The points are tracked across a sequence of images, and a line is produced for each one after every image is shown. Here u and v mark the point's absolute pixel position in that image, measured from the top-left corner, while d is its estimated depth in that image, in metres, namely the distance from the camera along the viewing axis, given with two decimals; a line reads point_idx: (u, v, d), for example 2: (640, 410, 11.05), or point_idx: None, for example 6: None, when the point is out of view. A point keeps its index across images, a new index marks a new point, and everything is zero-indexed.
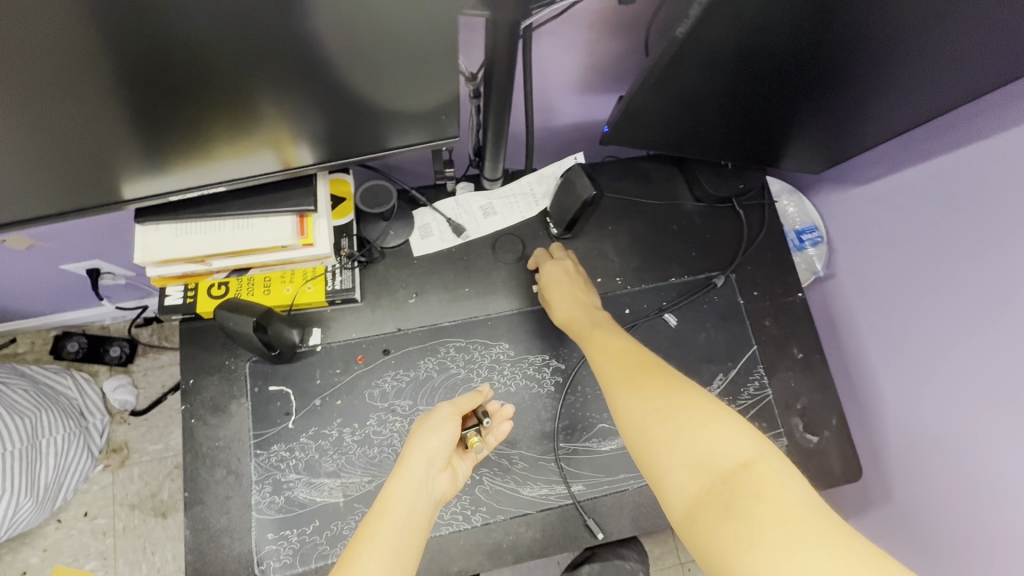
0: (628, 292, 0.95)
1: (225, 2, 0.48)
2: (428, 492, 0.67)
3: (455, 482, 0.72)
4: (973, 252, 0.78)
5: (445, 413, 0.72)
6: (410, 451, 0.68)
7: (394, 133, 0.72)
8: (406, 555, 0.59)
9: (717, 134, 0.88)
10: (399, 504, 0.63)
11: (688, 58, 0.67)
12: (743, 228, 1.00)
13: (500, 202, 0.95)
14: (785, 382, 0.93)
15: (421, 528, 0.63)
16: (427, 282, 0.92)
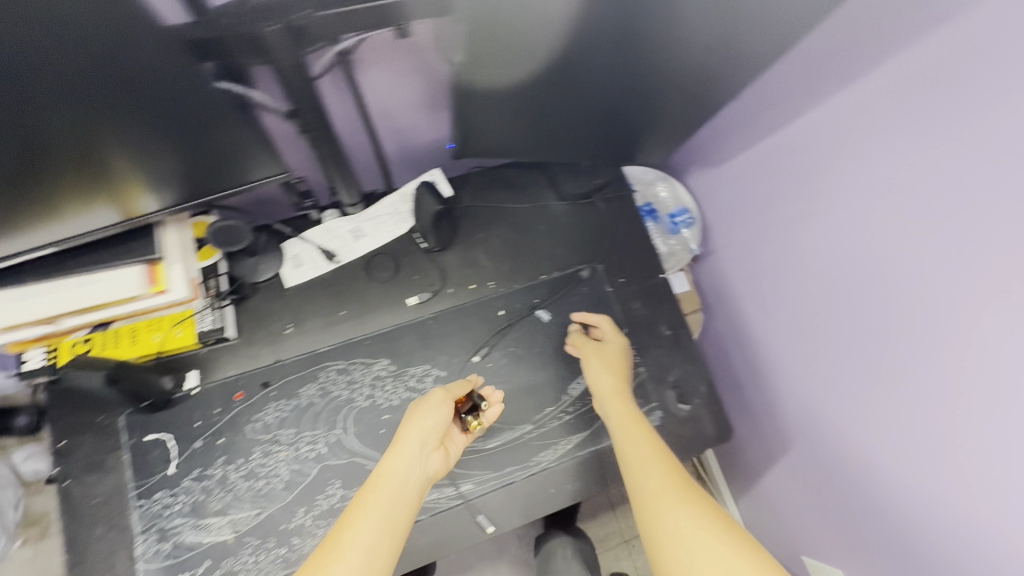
0: (501, 294, 1.00)
1: (46, 57, 0.52)
2: (422, 471, 0.74)
3: (447, 461, 0.79)
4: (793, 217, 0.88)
5: (440, 397, 0.80)
6: (408, 431, 0.75)
7: (225, 170, 0.75)
8: (393, 531, 0.66)
9: (565, 139, 0.95)
10: (397, 482, 0.70)
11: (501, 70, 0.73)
12: (604, 220, 1.07)
13: (368, 224, 0.98)
14: (655, 359, 1.00)
15: (410, 503, 0.70)
16: (303, 311, 0.94)
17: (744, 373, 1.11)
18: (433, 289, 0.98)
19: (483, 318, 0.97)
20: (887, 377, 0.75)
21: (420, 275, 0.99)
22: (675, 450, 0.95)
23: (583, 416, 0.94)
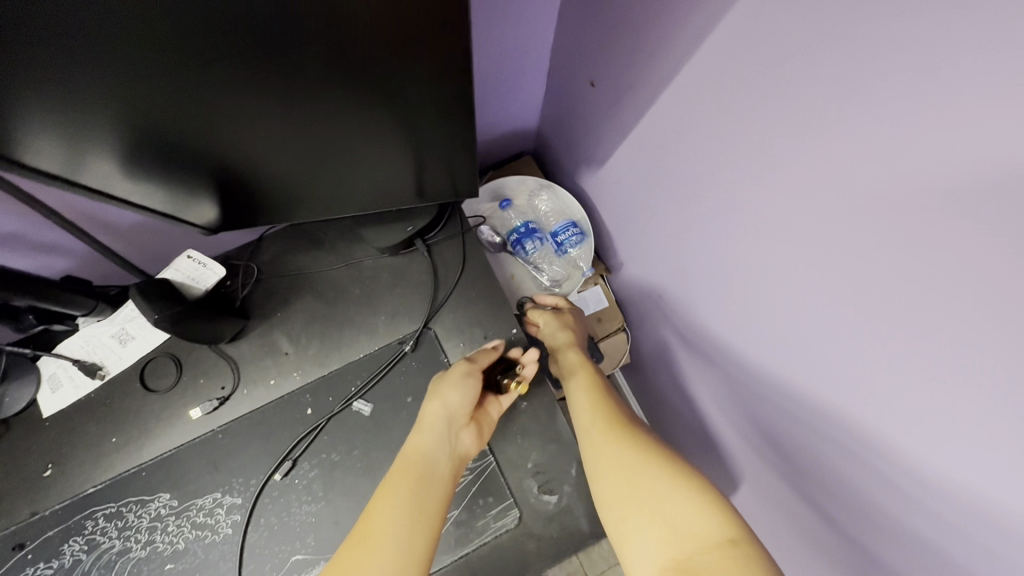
0: (308, 386, 0.81)
1: None
2: (449, 449, 0.71)
3: (480, 437, 0.76)
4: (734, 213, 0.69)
5: (464, 368, 0.77)
6: (430, 408, 0.73)
7: None
8: (424, 510, 0.64)
9: (398, 175, 0.76)
10: (428, 462, 0.69)
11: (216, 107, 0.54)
12: (434, 271, 0.87)
13: (135, 324, 0.81)
14: (509, 439, 0.81)
15: (444, 479, 0.68)
16: (65, 445, 0.77)
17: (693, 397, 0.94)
18: (224, 393, 0.80)
19: (285, 420, 0.79)
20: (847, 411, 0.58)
21: (208, 377, 0.81)
22: (540, 555, 0.76)
23: None
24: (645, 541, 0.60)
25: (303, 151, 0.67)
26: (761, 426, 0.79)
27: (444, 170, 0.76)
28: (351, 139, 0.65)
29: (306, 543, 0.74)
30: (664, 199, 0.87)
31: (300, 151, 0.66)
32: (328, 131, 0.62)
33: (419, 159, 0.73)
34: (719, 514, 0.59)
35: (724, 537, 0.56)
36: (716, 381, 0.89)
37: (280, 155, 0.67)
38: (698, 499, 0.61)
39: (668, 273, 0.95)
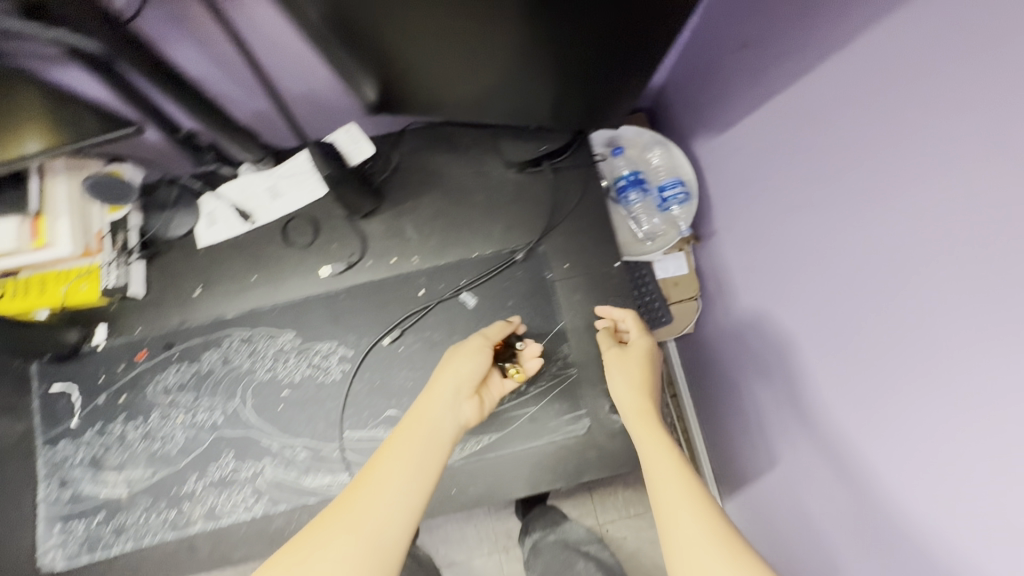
0: (422, 271, 0.89)
1: None
2: (455, 417, 0.69)
3: (483, 410, 0.74)
4: (822, 215, 0.71)
5: (479, 342, 0.76)
6: (442, 373, 0.72)
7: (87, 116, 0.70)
8: (423, 483, 0.60)
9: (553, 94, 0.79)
10: (437, 430, 0.65)
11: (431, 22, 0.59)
12: (554, 195, 0.91)
13: (285, 183, 0.90)
14: (593, 359, 0.87)
15: (442, 448, 0.65)
16: (214, 273, 0.89)
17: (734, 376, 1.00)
18: (351, 260, 0.89)
19: (398, 297, 0.88)
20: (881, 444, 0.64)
21: (339, 244, 0.90)
22: (599, 464, 0.84)
23: (496, 415, 0.85)
24: None
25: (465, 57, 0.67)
26: (834, 447, 0.73)
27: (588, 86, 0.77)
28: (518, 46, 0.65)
29: (400, 402, 0.85)
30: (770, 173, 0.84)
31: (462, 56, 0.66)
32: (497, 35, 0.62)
33: (579, 70, 0.73)
34: None
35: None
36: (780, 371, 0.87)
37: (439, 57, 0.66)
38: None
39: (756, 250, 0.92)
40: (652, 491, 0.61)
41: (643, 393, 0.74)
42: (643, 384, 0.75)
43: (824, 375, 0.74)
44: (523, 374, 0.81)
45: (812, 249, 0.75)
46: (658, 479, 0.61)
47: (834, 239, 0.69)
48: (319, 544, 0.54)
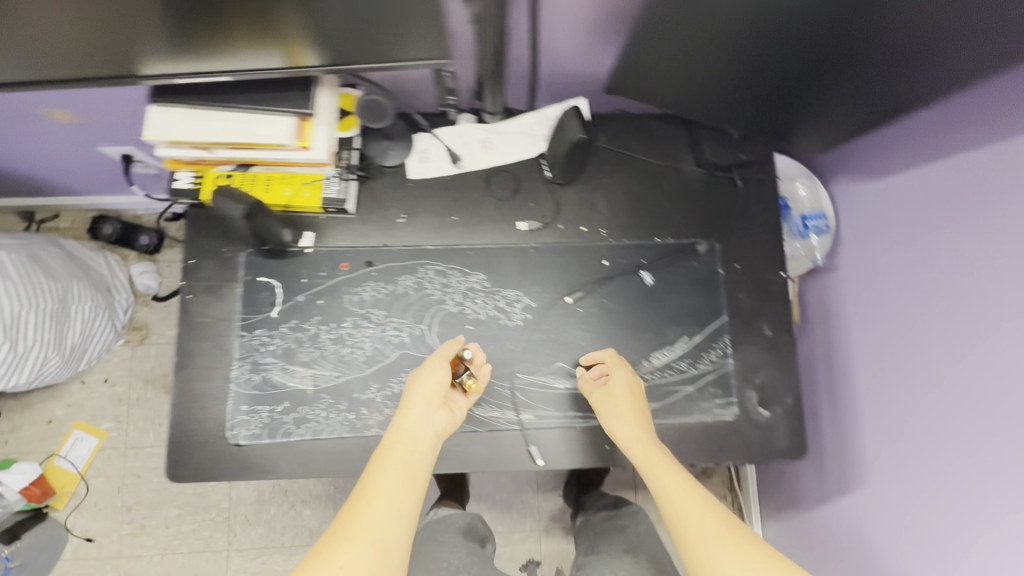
0: (609, 244, 0.96)
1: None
2: (427, 430, 0.79)
3: (455, 416, 0.83)
4: (962, 273, 0.84)
5: (435, 360, 0.83)
6: (410, 394, 0.80)
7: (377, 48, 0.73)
8: (411, 495, 0.72)
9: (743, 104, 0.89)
10: (412, 445, 0.76)
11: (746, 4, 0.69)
12: (738, 200, 0.99)
13: (499, 138, 0.96)
14: (748, 355, 0.95)
15: (423, 461, 0.76)
16: (419, 205, 0.96)
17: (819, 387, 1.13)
18: (545, 220, 0.97)
19: (583, 263, 0.95)
20: (995, 483, 0.78)
21: (536, 203, 0.97)
22: (738, 450, 0.93)
23: (656, 386, 0.93)
24: None
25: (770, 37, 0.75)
26: (958, 472, 0.84)
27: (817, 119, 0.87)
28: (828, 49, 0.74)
29: (571, 357, 0.93)
30: (905, 225, 0.95)
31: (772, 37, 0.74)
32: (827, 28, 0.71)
33: (808, 88, 0.82)
34: None
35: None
36: (895, 400, 0.97)
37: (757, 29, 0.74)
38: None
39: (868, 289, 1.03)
40: (670, 514, 0.73)
41: (636, 424, 0.82)
42: (640, 419, 0.82)
43: (937, 414, 0.88)
44: (477, 380, 0.87)
45: (957, 291, 0.85)
46: (681, 512, 0.72)
47: (976, 299, 0.82)
48: (335, 565, 0.65)
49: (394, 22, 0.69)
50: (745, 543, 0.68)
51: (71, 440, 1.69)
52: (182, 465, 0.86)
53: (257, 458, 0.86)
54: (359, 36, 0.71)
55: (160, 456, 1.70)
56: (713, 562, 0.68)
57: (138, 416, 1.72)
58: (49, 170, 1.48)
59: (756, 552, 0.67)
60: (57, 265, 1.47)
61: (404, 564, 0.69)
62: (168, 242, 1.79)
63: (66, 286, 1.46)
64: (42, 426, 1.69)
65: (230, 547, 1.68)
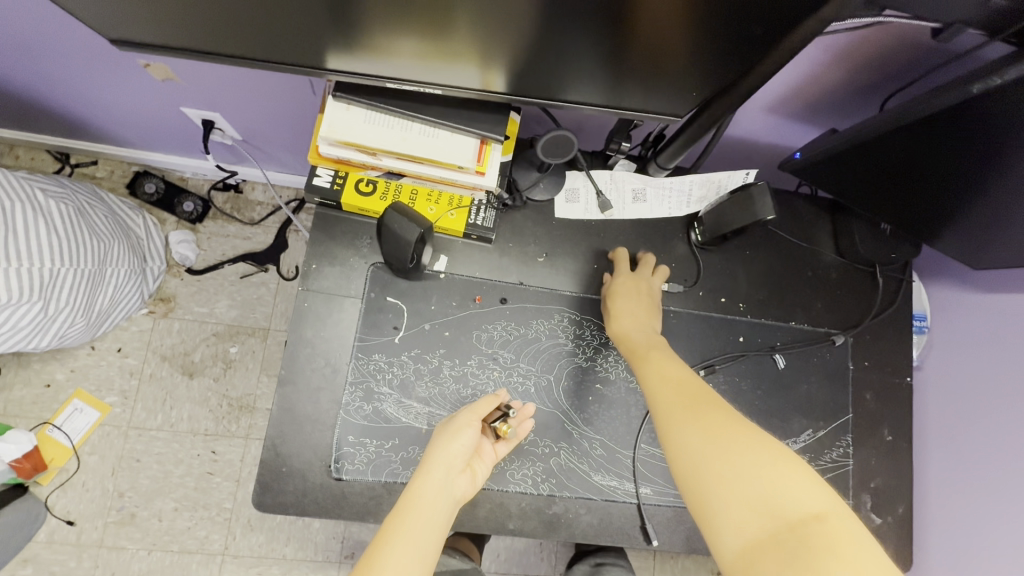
0: (745, 320, 0.93)
1: (572, 12, 0.52)
2: (447, 494, 0.70)
3: (476, 481, 0.76)
4: None
5: (466, 418, 0.74)
6: (434, 453, 0.72)
7: (587, 91, 0.66)
8: (420, 562, 0.64)
9: (890, 210, 0.87)
10: (425, 503, 0.68)
11: (937, 134, 0.68)
12: (874, 297, 0.96)
13: (653, 192, 0.91)
14: (866, 458, 0.92)
15: (439, 527, 0.68)
16: (560, 246, 0.90)
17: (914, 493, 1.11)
18: (686, 285, 0.92)
19: (719, 335, 0.91)
20: None
21: (678, 265, 0.92)
22: None
23: None
24: (739, 529, 0.56)
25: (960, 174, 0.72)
26: None
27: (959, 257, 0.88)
28: (988, 206, 0.74)
29: None
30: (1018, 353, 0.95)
31: (940, 169, 0.73)
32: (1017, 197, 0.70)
33: (942, 213, 0.80)
34: (855, 536, 0.53)
35: (815, 514, 0.54)
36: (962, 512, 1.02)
37: (953, 165, 0.71)
38: (791, 472, 0.57)
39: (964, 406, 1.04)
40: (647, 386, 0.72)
41: (647, 321, 0.82)
42: (649, 312, 0.83)
43: None
44: (513, 434, 0.79)
45: None
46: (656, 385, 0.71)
47: None
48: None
49: (640, 71, 0.62)
50: (703, 409, 0.65)
51: (69, 410, 1.53)
52: (272, 493, 0.77)
53: (356, 497, 0.78)
54: (584, 78, 0.64)
55: (165, 442, 1.56)
56: (678, 426, 0.65)
57: (148, 394, 1.57)
58: (109, 119, 1.34)
59: (716, 416, 0.64)
60: (102, 222, 1.34)
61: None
62: (212, 213, 1.67)
63: (108, 247, 1.32)
64: (37, 389, 1.52)
65: (225, 552, 1.53)
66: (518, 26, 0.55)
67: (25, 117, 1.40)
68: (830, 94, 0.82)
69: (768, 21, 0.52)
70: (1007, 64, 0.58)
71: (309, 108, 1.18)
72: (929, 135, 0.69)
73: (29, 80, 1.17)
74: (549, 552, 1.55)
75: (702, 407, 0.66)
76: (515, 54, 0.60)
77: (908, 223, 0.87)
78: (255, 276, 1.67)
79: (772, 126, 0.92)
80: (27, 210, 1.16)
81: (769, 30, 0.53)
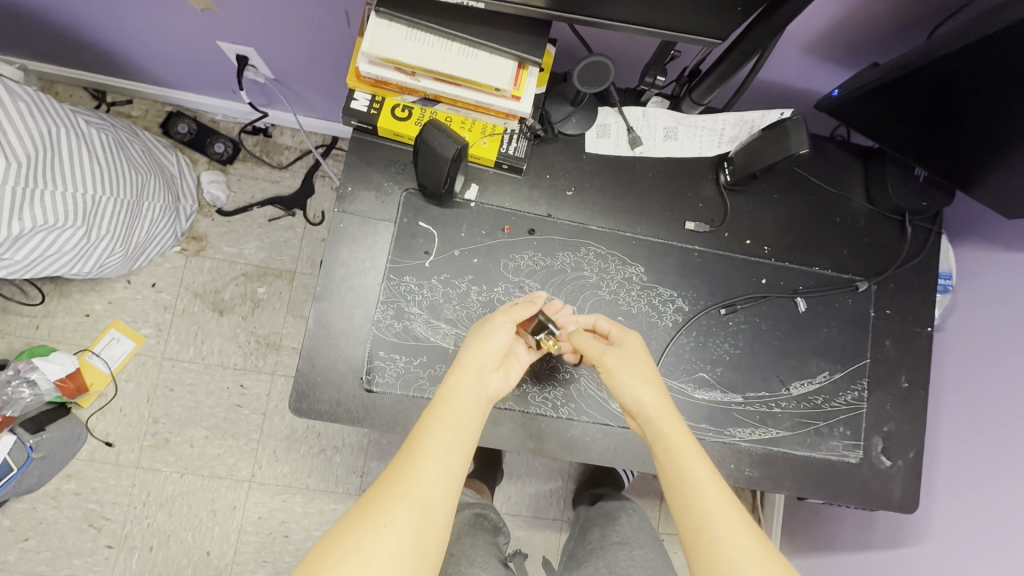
0: (770, 263, 0.93)
1: None
2: (481, 391, 0.73)
3: (509, 380, 0.79)
4: None
5: (501, 319, 0.77)
6: (466, 354, 0.74)
7: (625, 6, 0.66)
8: (459, 456, 0.67)
9: (925, 154, 0.86)
10: (455, 403, 0.70)
11: (981, 65, 0.67)
12: (903, 246, 0.96)
13: (685, 130, 0.91)
14: (881, 403, 0.94)
15: (474, 423, 0.70)
16: (589, 181, 0.91)
17: (925, 447, 1.13)
18: (712, 225, 0.93)
19: (741, 276, 0.92)
20: None
21: (704, 205, 0.93)
22: (856, 493, 0.92)
23: (790, 416, 0.91)
24: None
25: (1001, 109, 0.71)
26: None
27: (994, 206, 0.87)
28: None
29: (712, 369, 0.90)
30: None
31: (983, 105, 0.72)
32: None
33: (981, 158, 0.79)
34: None
35: None
36: (976, 471, 1.03)
37: (997, 98, 0.70)
38: None
39: (983, 361, 1.04)
40: (675, 470, 0.67)
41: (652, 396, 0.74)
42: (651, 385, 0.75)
43: None
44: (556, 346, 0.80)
45: None
46: (695, 484, 0.66)
47: None
48: (379, 525, 0.60)
49: None
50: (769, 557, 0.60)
51: (108, 338, 1.60)
52: (307, 401, 0.81)
53: (385, 409, 0.82)
54: None
55: (197, 373, 1.63)
56: None
57: (181, 327, 1.64)
58: (147, 53, 1.37)
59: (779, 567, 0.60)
60: (138, 156, 1.38)
61: (448, 521, 0.63)
62: (242, 155, 1.70)
63: (145, 180, 1.37)
64: (78, 317, 1.60)
65: (252, 479, 1.62)
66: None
67: (65, 50, 1.43)
68: (874, 30, 0.80)
69: None
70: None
71: (342, 45, 1.18)
72: (974, 64, 0.67)
73: (69, 6, 1.19)
74: (558, 496, 1.61)
75: (765, 551, 0.61)
76: None
77: (943, 166, 0.86)
78: (282, 220, 1.71)
79: (811, 70, 0.91)
80: (70, 137, 1.18)
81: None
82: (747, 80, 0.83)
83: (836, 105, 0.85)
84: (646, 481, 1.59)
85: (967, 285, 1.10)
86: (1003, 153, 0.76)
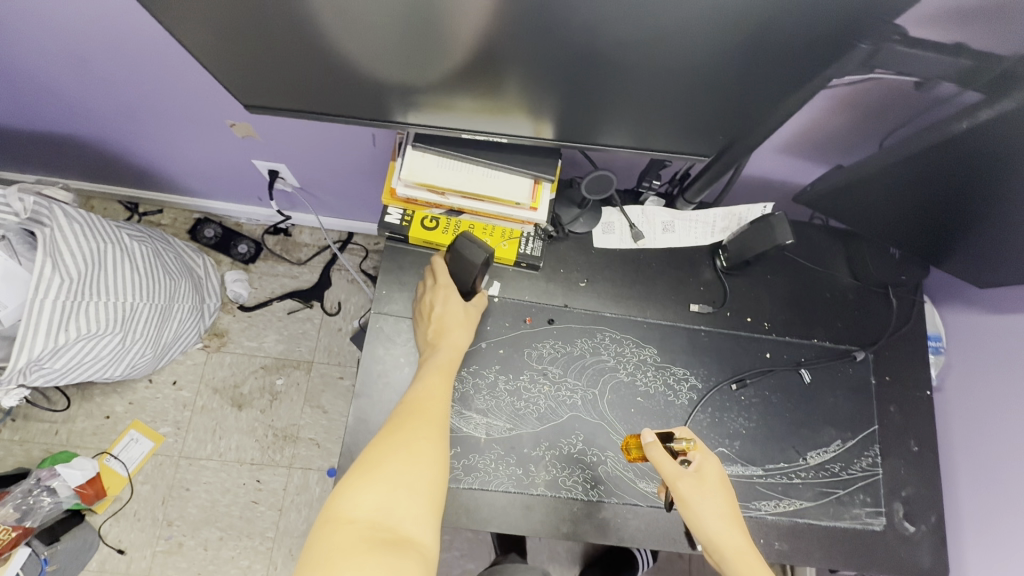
0: (771, 338, 1.01)
1: (615, 75, 0.66)
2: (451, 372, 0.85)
3: None
4: None
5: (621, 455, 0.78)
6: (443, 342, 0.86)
7: (622, 133, 0.79)
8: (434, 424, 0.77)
9: (897, 236, 0.97)
10: (428, 381, 0.81)
11: (929, 166, 0.79)
12: (890, 316, 1.04)
13: (681, 224, 1.02)
14: (894, 467, 0.98)
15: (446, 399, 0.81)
16: (600, 273, 1.00)
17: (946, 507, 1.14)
18: (715, 305, 1.01)
19: (748, 353, 0.99)
20: None
21: (705, 288, 1.02)
22: (886, 560, 0.93)
23: (811, 486, 0.95)
24: None
25: (954, 202, 0.82)
26: None
27: (967, 278, 0.96)
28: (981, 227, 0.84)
29: (731, 444, 0.95)
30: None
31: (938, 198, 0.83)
32: (1005, 218, 0.79)
33: (946, 238, 0.90)
34: None
35: None
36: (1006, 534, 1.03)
37: (948, 192, 0.81)
38: None
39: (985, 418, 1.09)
40: None
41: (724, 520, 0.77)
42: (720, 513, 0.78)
43: None
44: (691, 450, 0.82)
45: None
46: None
47: None
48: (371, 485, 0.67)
49: (666, 119, 0.75)
50: None
51: (126, 440, 1.61)
52: None
53: None
54: (619, 125, 0.77)
55: (214, 470, 1.63)
56: None
57: (199, 425, 1.66)
58: (185, 172, 1.51)
59: None
60: (171, 262, 1.47)
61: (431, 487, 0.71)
62: (264, 254, 1.81)
63: (176, 284, 1.45)
64: (98, 421, 1.62)
65: None
66: (570, 83, 0.68)
67: (110, 171, 1.58)
68: (835, 137, 0.94)
69: (774, 83, 0.65)
70: (981, 106, 0.68)
71: (367, 160, 1.32)
72: (922, 167, 0.80)
73: (124, 138, 1.34)
74: None
75: None
76: (562, 107, 0.73)
77: (916, 246, 0.96)
78: (301, 312, 1.78)
79: (785, 167, 1.04)
80: (117, 250, 1.28)
81: (775, 82, 0.65)
82: (730, 182, 0.95)
83: (811, 199, 0.97)
84: (672, 561, 1.56)
85: (957, 347, 1.17)
86: (964, 233, 0.87)
